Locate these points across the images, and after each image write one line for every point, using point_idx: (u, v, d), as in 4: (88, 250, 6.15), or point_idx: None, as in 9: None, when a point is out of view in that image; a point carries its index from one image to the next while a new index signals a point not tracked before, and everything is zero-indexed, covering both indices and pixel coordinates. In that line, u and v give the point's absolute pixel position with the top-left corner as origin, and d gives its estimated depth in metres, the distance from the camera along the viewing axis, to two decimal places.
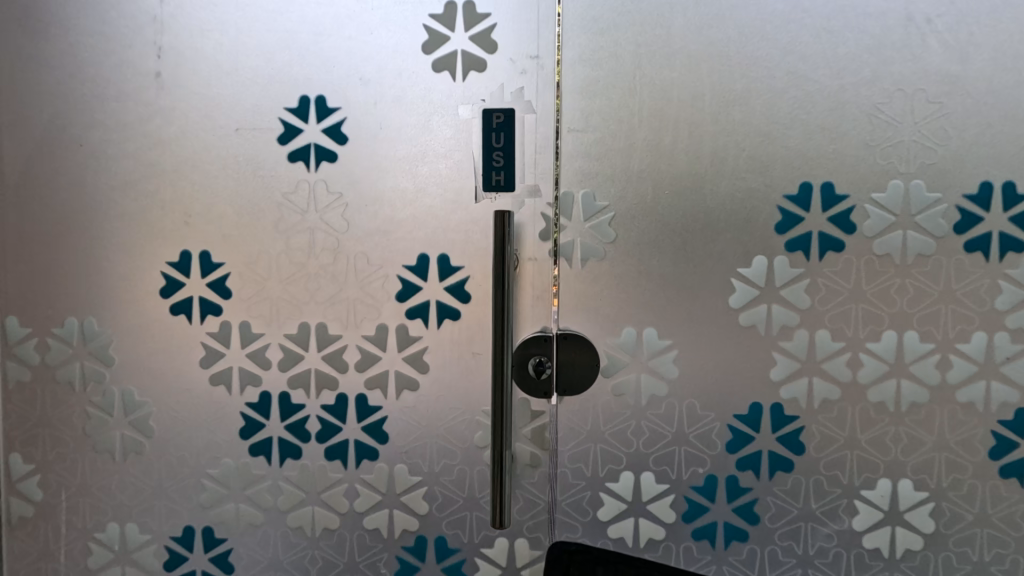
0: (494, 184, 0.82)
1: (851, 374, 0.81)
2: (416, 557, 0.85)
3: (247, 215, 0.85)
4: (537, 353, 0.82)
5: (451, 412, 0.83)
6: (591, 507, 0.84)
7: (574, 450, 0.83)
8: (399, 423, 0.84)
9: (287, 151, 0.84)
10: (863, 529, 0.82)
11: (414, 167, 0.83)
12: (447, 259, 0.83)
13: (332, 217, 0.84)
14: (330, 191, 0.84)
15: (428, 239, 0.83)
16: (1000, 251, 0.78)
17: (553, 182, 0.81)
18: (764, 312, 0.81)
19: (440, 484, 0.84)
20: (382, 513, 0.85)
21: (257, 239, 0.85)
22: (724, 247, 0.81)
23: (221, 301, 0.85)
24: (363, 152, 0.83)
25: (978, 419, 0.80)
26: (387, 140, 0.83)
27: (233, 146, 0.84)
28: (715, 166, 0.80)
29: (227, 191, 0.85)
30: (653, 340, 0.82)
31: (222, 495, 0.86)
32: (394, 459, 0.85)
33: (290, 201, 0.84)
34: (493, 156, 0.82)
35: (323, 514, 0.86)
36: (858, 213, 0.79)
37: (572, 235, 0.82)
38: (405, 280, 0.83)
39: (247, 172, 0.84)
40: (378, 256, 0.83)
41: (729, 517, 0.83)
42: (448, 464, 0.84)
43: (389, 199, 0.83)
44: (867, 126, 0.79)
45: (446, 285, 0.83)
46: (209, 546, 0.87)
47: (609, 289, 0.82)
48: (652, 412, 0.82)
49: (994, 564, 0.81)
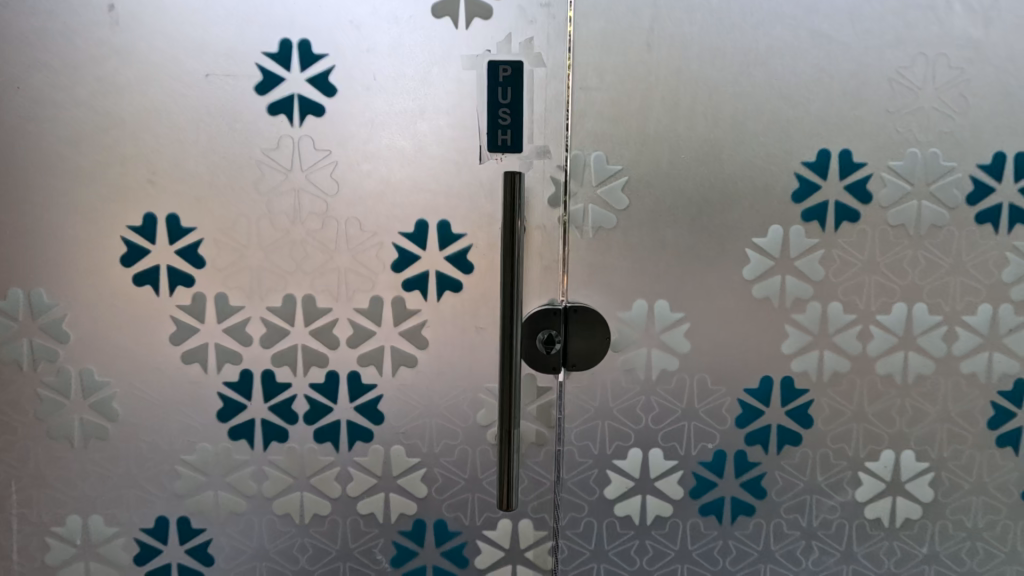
0: (502, 145, 0.75)
1: (861, 347, 0.80)
2: (414, 542, 0.81)
3: (222, 174, 0.75)
4: (547, 328, 0.78)
5: (453, 389, 0.78)
6: (598, 485, 0.81)
7: (582, 427, 0.80)
8: (396, 402, 0.79)
9: (267, 101, 0.75)
10: (865, 500, 0.82)
11: (412, 124, 0.75)
12: (448, 225, 0.76)
13: (320, 178, 0.76)
14: (317, 149, 0.76)
15: (428, 204, 0.76)
16: (1009, 222, 0.78)
17: (563, 143, 0.75)
18: (778, 283, 0.78)
19: (440, 465, 0.79)
20: (378, 497, 0.80)
21: (234, 201, 0.76)
22: (740, 216, 0.77)
23: (194, 270, 0.76)
24: (354, 106, 0.75)
25: (979, 391, 0.80)
26: (382, 92, 0.75)
27: (205, 95, 0.74)
28: (733, 130, 0.76)
29: (198, 146, 0.75)
30: (665, 313, 0.78)
31: (199, 482, 0.79)
32: (391, 440, 0.79)
33: (271, 159, 0.75)
34: (500, 113, 0.75)
35: (313, 500, 0.80)
36: (875, 181, 0.77)
37: (583, 201, 0.77)
38: (402, 248, 0.77)
39: (221, 125, 0.75)
40: (372, 222, 0.76)
41: (737, 491, 0.81)
42: (448, 445, 0.79)
43: (386, 159, 0.76)
44: (888, 91, 0.76)
45: (447, 253, 0.77)
46: (185, 538, 0.80)
47: (622, 259, 0.78)
48: (662, 387, 0.80)
49: (986, 530, 0.82)
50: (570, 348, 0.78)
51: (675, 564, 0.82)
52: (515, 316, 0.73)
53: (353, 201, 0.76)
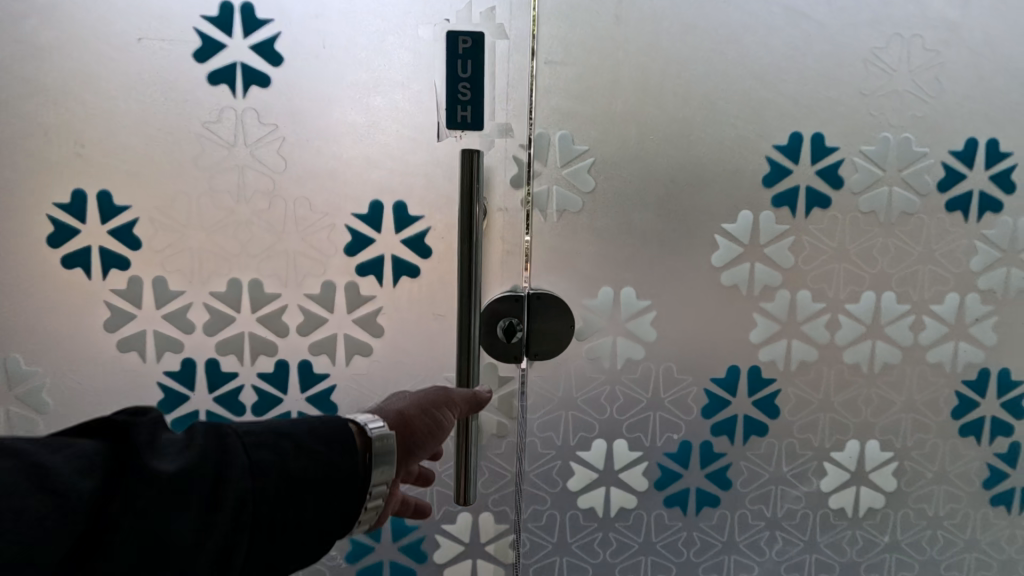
0: (461, 122, 0.71)
1: (829, 336, 0.78)
2: (369, 537, 0.78)
3: (158, 148, 0.70)
4: (509, 315, 0.74)
5: (410, 379, 0.75)
6: (560, 477, 0.79)
7: (545, 418, 0.77)
8: (350, 393, 0.75)
9: (206, 70, 0.69)
10: (830, 489, 0.81)
11: (366, 98, 0.70)
12: (405, 207, 0.72)
13: (266, 153, 0.71)
14: (263, 123, 0.70)
15: (383, 183, 0.72)
16: (979, 210, 0.76)
17: (527, 120, 0.71)
18: (747, 270, 0.76)
19: None
20: None
21: (172, 178, 0.70)
22: (709, 200, 0.75)
23: (129, 252, 0.71)
24: (302, 77, 0.70)
25: (944, 380, 0.80)
26: (332, 62, 0.70)
27: (137, 61, 0.68)
28: (704, 110, 0.73)
29: (130, 117, 0.69)
30: (632, 301, 0.76)
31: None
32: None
33: (212, 132, 0.70)
34: (460, 87, 0.70)
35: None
36: (847, 166, 0.75)
37: (547, 183, 0.73)
38: (356, 231, 0.72)
39: (155, 94, 0.69)
40: (323, 202, 0.72)
41: (702, 482, 0.80)
42: None
43: (337, 135, 0.71)
44: (863, 72, 0.73)
45: (404, 237, 0.72)
46: None
47: (587, 244, 0.74)
48: (628, 376, 0.77)
49: (947, 519, 0.83)
50: (531, 337, 0.74)
51: (639, 556, 0.81)
52: (472, 303, 0.69)
53: (303, 179, 0.71)
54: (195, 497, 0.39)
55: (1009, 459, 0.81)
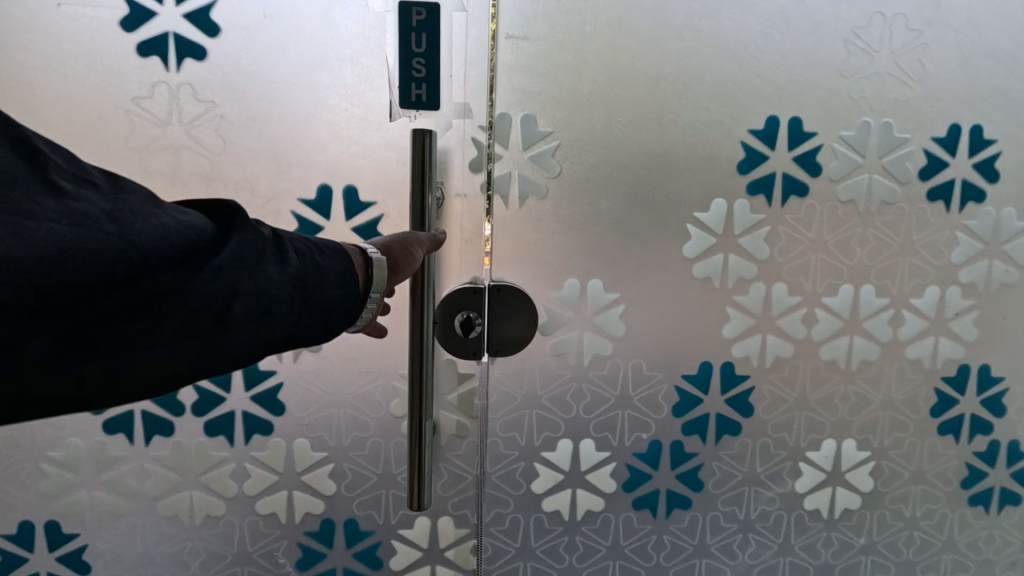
0: (416, 100, 0.65)
1: (805, 331, 0.75)
2: (321, 543, 0.73)
3: (82, 126, 0.64)
4: (466, 308, 0.69)
5: (364, 376, 0.70)
6: (524, 479, 0.75)
7: (507, 418, 0.73)
8: (298, 391, 0.70)
9: (135, 40, 0.63)
10: (805, 490, 0.78)
11: (311, 73, 0.65)
12: (356, 192, 0.67)
13: (203, 133, 0.65)
14: (199, 100, 0.65)
15: (331, 166, 0.66)
16: (961, 200, 0.73)
17: (486, 100, 0.67)
18: (721, 261, 0.72)
19: (350, 460, 0.72)
20: (281, 495, 0.72)
21: (98, 158, 0.65)
22: (681, 187, 0.70)
23: None
24: (242, 49, 0.64)
25: (923, 377, 0.77)
26: (274, 34, 0.64)
27: (56, 29, 0.62)
28: (676, 91, 0.69)
29: (50, 90, 0.63)
30: (599, 294, 0.71)
31: (70, 481, 0.69)
32: (293, 433, 0.71)
33: (142, 108, 0.64)
34: (413, 63, 0.64)
35: (205, 500, 0.71)
36: (825, 153, 0.71)
37: (509, 167, 0.69)
38: (303, 217, 0.67)
39: (78, 65, 0.63)
40: (266, 186, 0.66)
41: (673, 484, 0.76)
42: (359, 437, 0.71)
43: (281, 113, 0.65)
44: (843, 52, 0.69)
45: (355, 224, 0.67)
46: (54, 544, 0.71)
47: (552, 232, 0.70)
48: (595, 373, 0.73)
49: (924, 520, 0.80)
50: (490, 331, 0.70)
51: (607, 561, 0.77)
52: (427, 288, 0.63)
53: (243, 161, 0.66)
54: (254, 264, 0.40)
55: (988, 458, 0.79)
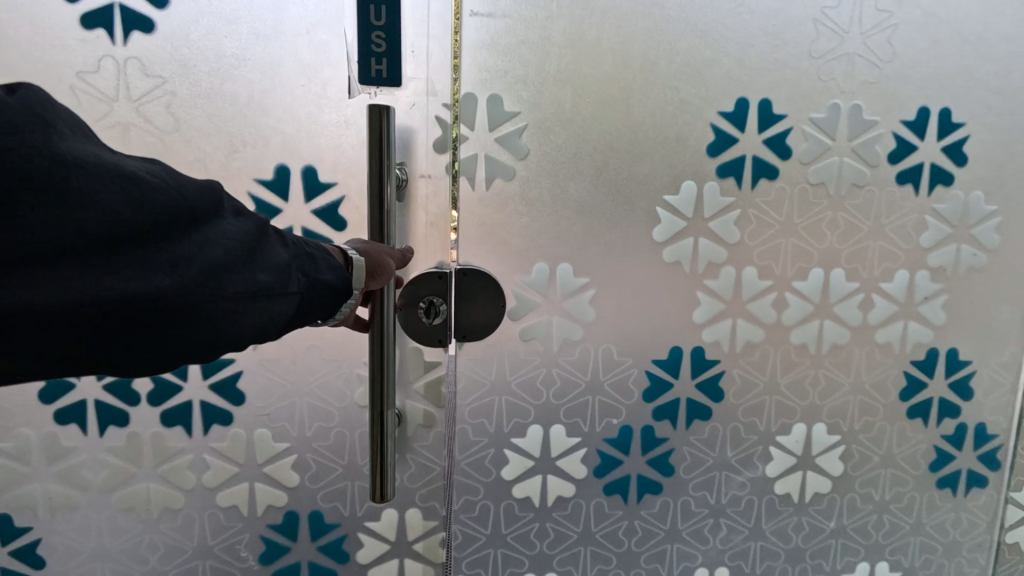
0: (375, 76, 0.61)
1: (775, 315, 0.75)
2: (285, 536, 0.72)
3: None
4: (430, 295, 0.67)
5: (325, 366, 0.69)
6: (494, 466, 0.74)
7: (476, 404, 0.73)
8: (257, 380, 0.68)
9: (78, 12, 0.61)
10: (775, 475, 0.78)
11: (266, 47, 0.63)
12: (315, 173, 0.66)
13: (152, 110, 0.63)
14: (147, 75, 0.63)
15: (288, 148, 0.65)
16: (930, 184, 0.73)
17: (450, 77, 0.64)
18: (691, 245, 0.72)
19: (313, 451, 0.71)
20: (241, 486, 0.71)
21: None
22: (650, 170, 0.70)
23: None
24: (191, 23, 0.62)
25: (893, 361, 0.77)
26: (226, 6, 0.62)
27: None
28: (644, 72, 0.68)
29: None
30: (568, 278, 0.71)
31: (21, 473, 0.68)
32: (253, 424, 0.69)
33: (88, 84, 0.62)
34: (373, 37, 0.60)
35: (163, 491, 0.70)
36: (795, 135, 0.71)
37: (475, 148, 0.67)
38: (260, 199, 0.66)
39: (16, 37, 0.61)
40: (219, 167, 0.65)
41: (643, 469, 0.76)
42: (322, 428, 0.70)
43: (234, 90, 0.64)
44: (812, 33, 0.69)
45: (314, 207, 0.66)
46: (6, 539, 0.69)
47: (519, 215, 0.69)
48: (565, 359, 0.72)
49: (893, 503, 0.80)
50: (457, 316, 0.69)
51: (577, 547, 0.77)
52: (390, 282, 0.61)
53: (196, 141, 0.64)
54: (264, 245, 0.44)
55: (955, 441, 0.79)
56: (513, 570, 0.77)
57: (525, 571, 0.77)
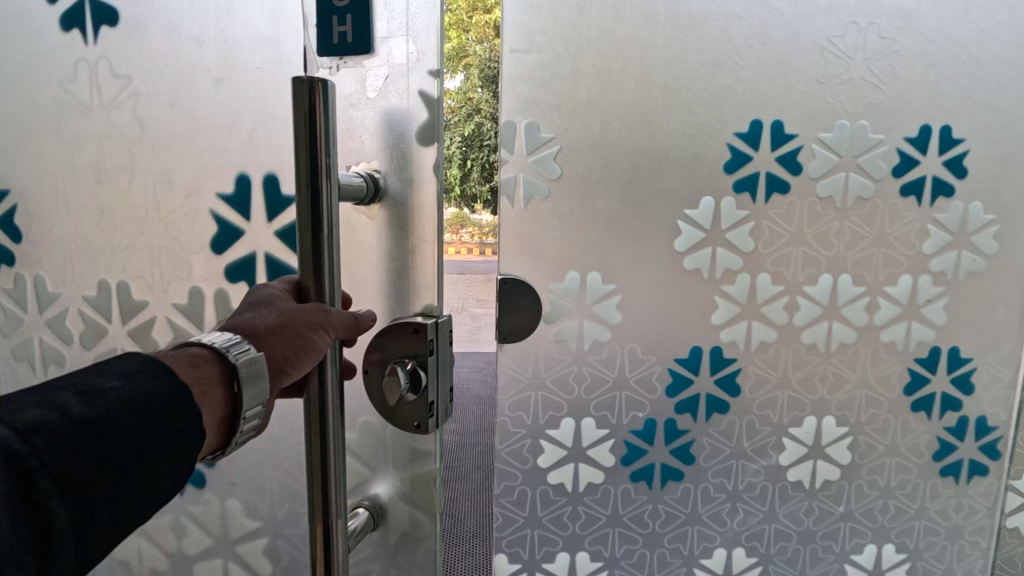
0: (339, 40, 0.60)
1: (787, 317, 0.81)
2: None
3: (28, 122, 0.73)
4: (396, 358, 0.61)
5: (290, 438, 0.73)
6: (531, 454, 0.82)
7: (515, 399, 0.80)
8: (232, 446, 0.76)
9: (57, 14, 0.71)
10: (788, 463, 0.85)
11: (219, 22, 0.67)
12: (277, 182, 0.70)
13: (118, 114, 0.72)
14: (115, 75, 0.71)
15: (246, 147, 0.70)
16: (932, 195, 0.79)
17: (440, 44, 0.61)
18: (709, 254, 0.79)
19: (284, 535, 0.77)
20: (217, 561, 0.80)
21: (45, 154, 0.74)
22: (672, 186, 0.77)
23: (12, 246, 0.77)
24: (149, 18, 0.69)
25: (897, 358, 0.83)
26: None
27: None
28: (666, 98, 0.74)
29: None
30: (597, 285, 0.78)
31: None
32: (225, 493, 0.78)
33: (68, 90, 0.73)
34: None
35: (151, 552, 0.81)
36: (806, 153, 0.77)
37: (514, 170, 0.75)
38: (228, 222, 0.72)
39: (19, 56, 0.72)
40: (184, 178, 0.72)
41: (666, 458, 0.84)
42: (291, 510, 0.76)
43: (194, 79, 0.69)
44: (820, 60, 0.75)
45: (277, 227, 0.71)
46: None
47: (551, 228, 0.77)
48: (595, 357, 0.80)
49: (898, 490, 0.87)
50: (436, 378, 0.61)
51: (606, 529, 0.85)
52: (329, 363, 0.54)
53: (171, 154, 0.71)
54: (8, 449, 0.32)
55: (958, 433, 0.86)
56: (548, 549, 0.85)
57: (559, 550, 0.85)
